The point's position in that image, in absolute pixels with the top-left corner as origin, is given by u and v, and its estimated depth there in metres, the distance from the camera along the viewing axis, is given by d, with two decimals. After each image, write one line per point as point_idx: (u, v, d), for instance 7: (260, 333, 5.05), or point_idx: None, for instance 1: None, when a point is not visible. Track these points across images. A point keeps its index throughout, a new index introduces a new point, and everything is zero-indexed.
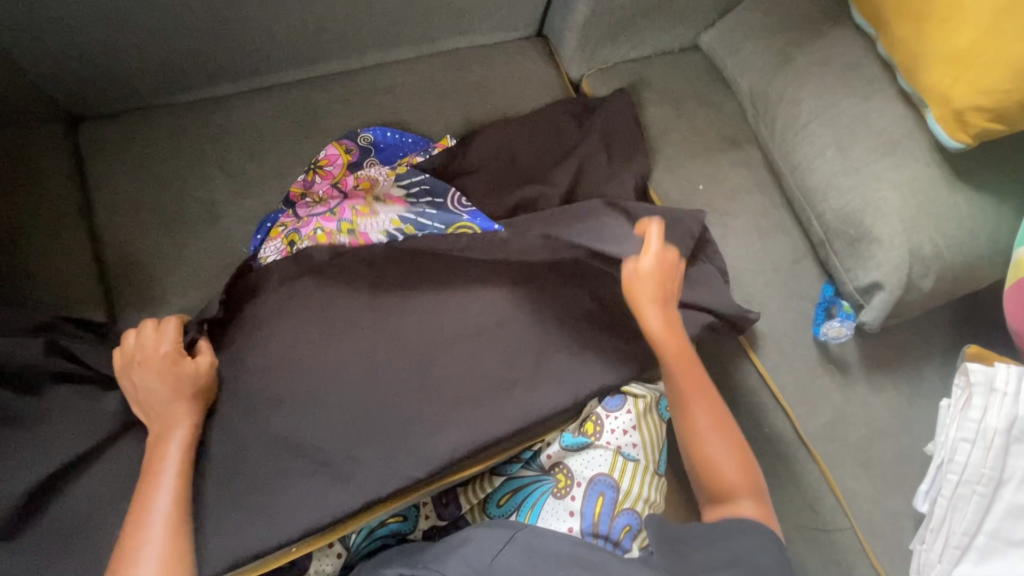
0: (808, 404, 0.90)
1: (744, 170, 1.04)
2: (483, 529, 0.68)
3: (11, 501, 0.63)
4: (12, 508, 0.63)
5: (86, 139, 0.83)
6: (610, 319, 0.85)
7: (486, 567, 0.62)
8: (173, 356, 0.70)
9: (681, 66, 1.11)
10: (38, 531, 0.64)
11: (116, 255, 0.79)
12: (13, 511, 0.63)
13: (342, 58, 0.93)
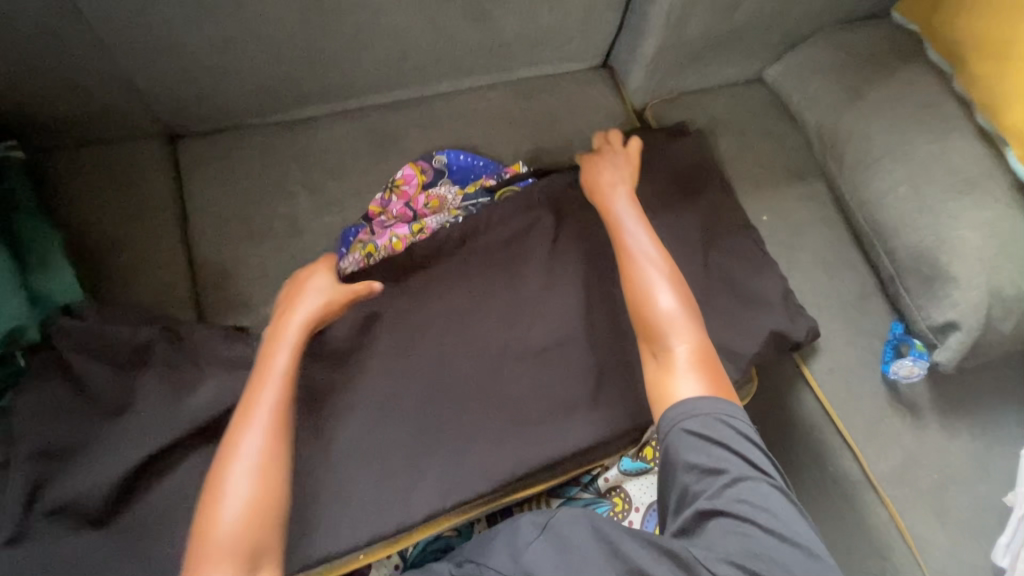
0: (878, 445, 0.87)
1: (810, 203, 1.03)
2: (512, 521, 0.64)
3: (102, 487, 0.65)
4: (104, 494, 0.65)
5: (185, 154, 0.89)
6: None
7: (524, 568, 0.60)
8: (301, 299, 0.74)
9: (745, 99, 1.12)
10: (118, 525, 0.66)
11: (205, 264, 0.84)
12: (105, 497, 0.65)
13: (421, 85, 0.98)
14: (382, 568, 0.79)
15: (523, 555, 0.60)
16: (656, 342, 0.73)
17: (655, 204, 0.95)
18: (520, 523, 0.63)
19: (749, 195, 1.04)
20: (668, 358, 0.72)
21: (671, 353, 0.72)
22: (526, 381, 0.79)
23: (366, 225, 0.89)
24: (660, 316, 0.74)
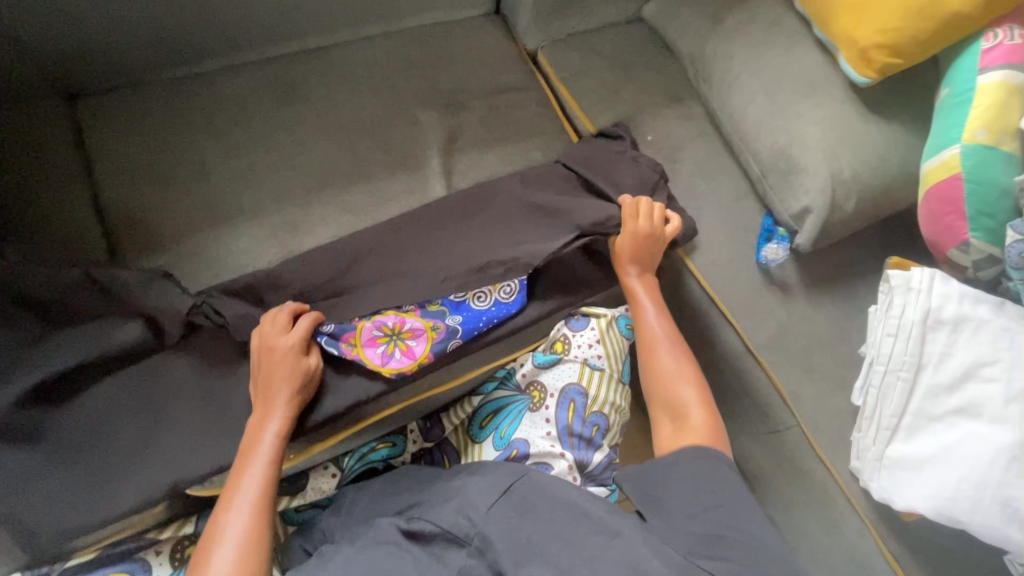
0: (754, 321, 1.00)
1: (689, 122, 1.14)
2: (477, 478, 0.72)
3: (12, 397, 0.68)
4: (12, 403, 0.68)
5: (84, 109, 0.90)
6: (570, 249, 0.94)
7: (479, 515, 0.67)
8: (296, 352, 0.75)
9: (628, 35, 1.22)
10: (42, 443, 0.69)
11: (113, 210, 0.86)
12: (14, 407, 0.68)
13: (318, 36, 1.03)
14: (322, 478, 0.88)
15: (482, 516, 0.67)
16: (672, 406, 0.83)
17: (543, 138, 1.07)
18: (479, 486, 0.70)
19: (636, 120, 1.14)
20: (684, 427, 0.80)
21: (688, 421, 0.80)
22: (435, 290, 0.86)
23: (275, 167, 0.93)
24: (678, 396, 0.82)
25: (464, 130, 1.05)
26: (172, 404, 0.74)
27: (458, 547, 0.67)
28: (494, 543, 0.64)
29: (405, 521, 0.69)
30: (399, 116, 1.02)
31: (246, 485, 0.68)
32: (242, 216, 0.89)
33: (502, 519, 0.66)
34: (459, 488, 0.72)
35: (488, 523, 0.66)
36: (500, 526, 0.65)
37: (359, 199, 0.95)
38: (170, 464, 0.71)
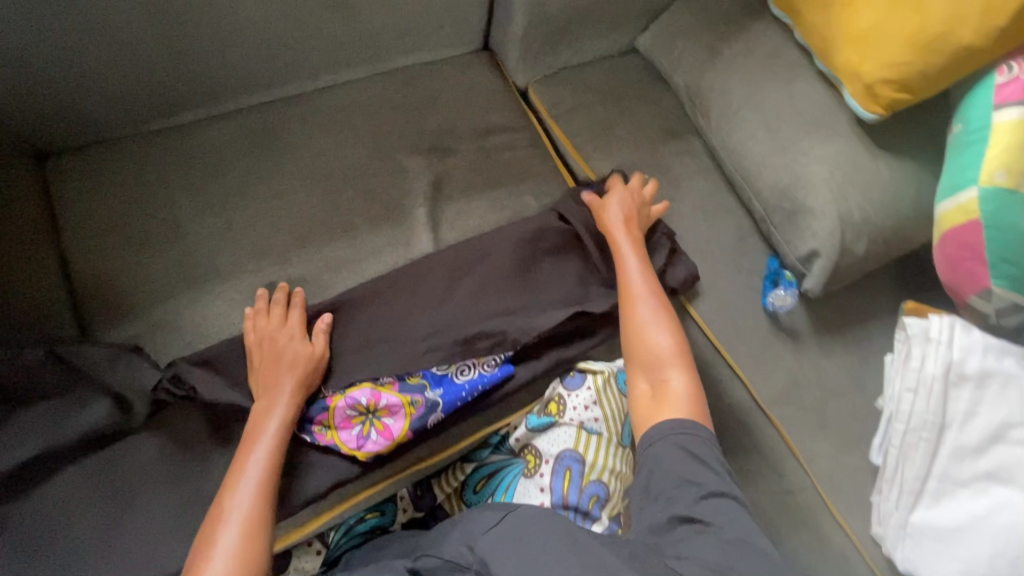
0: (762, 371, 0.94)
1: (688, 158, 1.10)
2: (475, 511, 0.69)
3: None
4: None
5: (56, 173, 0.87)
6: (564, 303, 0.89)
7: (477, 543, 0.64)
8: (296, 333, 0.78)
9: (621, 68, 1.18)
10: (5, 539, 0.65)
11: (83, 277, 0.82)
12: None
13: (298, 82, 0.99)
14: (306, 556, 0.83)
15: (478, 541, 0.64)
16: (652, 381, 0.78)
17: (538, 181, 1.04)
18: (479, 514, 0.67)
19: (632, 156, 1.09)
20: (663, 393, 0.76)
21: (667, 386, 0.76)
22: (422, 352, 0.82)
23: (252, 223, 0.89)
24: (654, 352, 0.79)
25: (452, 175, 1.00)
26: (141, 490, 0.70)
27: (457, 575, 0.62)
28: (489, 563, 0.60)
29: (412, 560, 0.66)
30: (384, 163, 0.98)
31: (246, 479, 0.67)
32: (220, 277, 0.85)
33: (498, 541, 0.62)
34: (465, 521, 0.69)
35: (483, 545, 0.62)
36: (496, 547, 0.62)
37: (342, 253, 0.90)
38: (142, 558, 0.67)
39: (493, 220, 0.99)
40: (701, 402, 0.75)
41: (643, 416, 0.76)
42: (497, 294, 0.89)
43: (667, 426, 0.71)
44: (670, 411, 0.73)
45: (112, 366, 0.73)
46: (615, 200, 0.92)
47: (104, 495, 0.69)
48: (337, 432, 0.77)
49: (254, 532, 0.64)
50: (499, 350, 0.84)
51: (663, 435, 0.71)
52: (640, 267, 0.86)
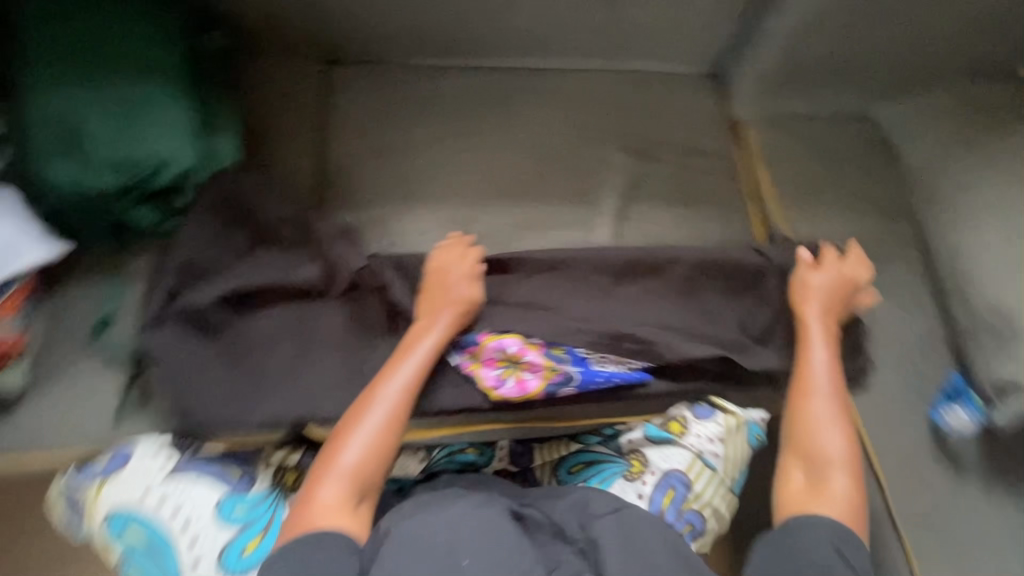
0: (908, 486, 0.86)
1: (892, 242, 1.02)
2: (593, 491, 0.74)
3: (216, 294, 0.79)
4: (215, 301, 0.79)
5: (332, 74, 1.03)
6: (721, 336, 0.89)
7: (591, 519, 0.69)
8: (467, 275, 0.84)
9: (848, 131, 1.12)
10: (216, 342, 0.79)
11: (325, 162, 0.96)
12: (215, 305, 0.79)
13: (540, 56, 1.08)
14: (411, 460, 0.91)
15: (591, 523, 0.69)
16: (812, 469, 0.76)
17: (724, 216, 1.04)
18: (595, 496, 0.72)
19: (833, 220, 1.04)
20: (821, 487, 0.74)
21: (827, 486, 0.74)
22: (575, 328, 0.86)
23: (466, 165, 0.99)
24: (824, 453, 0.76)
25: (646, 180, 1.03)
26: (318, 347, 0.81)
27: (564, 544, 0.68)
28: (600, 549, 0.66)
29: (516, 505, 0.71)
30: (590, 150, 1.04)
31: (392, 390, 0.75)
32: (427, 200, 0.96)
33: (611, 532, 0.67)
34: (569, 495, 0.74)
35: (597, 528, 0.68)
36: (607, 535, 0.67)
37: (529, 216, 0.98)
38: (303, 399, 0.78)
39: (670, 234, 1.01)
40: (858, 509, 0.73)
41: (794, 500, 0.74)
42: (657, 303, 0.90)
43: (822, 523, 0.70)
44: (827, 510, 0.72)
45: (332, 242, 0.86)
46: (817, 275, 0.90)
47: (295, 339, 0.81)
48: (479, 367, 0.84)
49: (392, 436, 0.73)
50: (640, 358, 0.86)
51: (819, 529, 0.69)
52: (826, 359, 0.84)
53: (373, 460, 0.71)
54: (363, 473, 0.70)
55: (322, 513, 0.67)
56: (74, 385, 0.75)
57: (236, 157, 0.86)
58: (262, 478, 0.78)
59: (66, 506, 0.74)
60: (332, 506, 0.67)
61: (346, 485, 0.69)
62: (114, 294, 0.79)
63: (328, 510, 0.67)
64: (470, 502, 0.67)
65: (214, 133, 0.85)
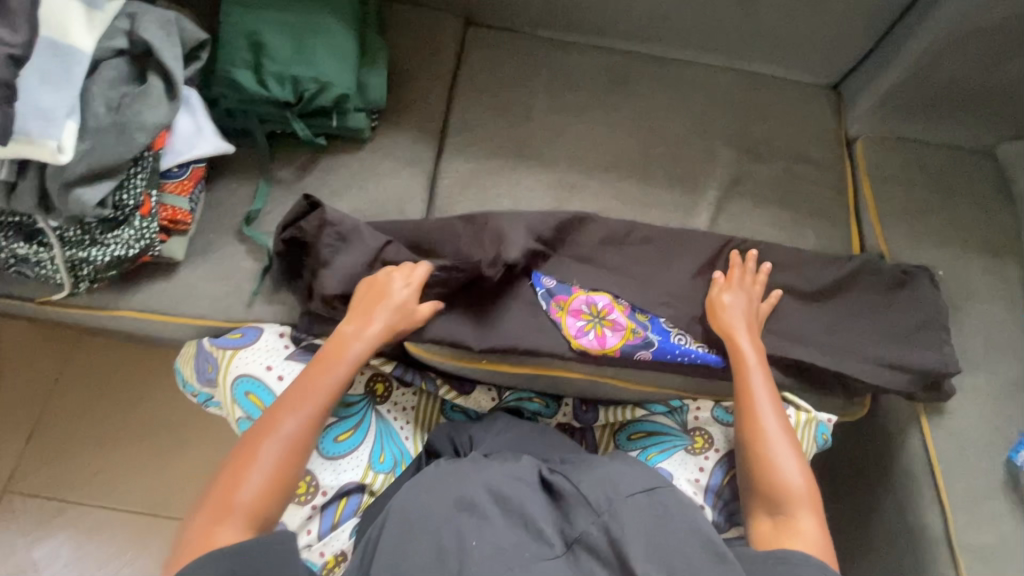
0: (974, 517, 0.86)
1: (995, 280, 1.00)
2: (625, 466, 0.78)
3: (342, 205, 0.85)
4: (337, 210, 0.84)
5: (469, 35, 1.11)
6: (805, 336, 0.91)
7: (619, 496, 0.73)
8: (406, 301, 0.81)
9: (966, 163, 1.10)
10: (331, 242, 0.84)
11: (454, 114, 1.04)
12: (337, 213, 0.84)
13: (664, 46, 1.12)
14: (483, 396, 0.95)
15: (619, 501, 0.72)
16: (775, 501, 0.76)
17: (823, 225, 1.05)
18: (626, 475, 0.75)
19: (935, 247, 1.02)
20: (788, 526, 0.74)
21: (795, 523, 0.74)
22: (663, 301, 0.91)
23: (580, 136, 1.05)
24: (784, 483, 0.76)
25: (748, 179, 1.06)
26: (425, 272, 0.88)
27: (587, 514, 0.72)
28: (623, 526, 0.69)
29: (547, 471, 0.78)
30: (699, 141, 1.07)
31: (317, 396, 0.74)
32: (539, 162, 1.02)
33: (635, 513, 0.71)
34: (599, 467, 0.78)
35: (621, 507, 0.72)
36: (629, 517, 0.70)
37: (631, 192, 1.02)
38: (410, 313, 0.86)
39: (764, 234, 1.03)
40: (827, 543, 0.74)
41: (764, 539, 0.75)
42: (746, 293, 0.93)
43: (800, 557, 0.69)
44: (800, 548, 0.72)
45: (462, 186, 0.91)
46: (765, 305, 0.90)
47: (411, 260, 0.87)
48: (564, 315, 0.88)
49: (304, 445, 0.72)
50: (717, 343, 0.89)
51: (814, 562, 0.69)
52: (753, 355, 0.84)
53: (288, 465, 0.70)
54: (282, 476, 0.69)
55: (240, 498, 0.66)
56: (218, 268, 0.85)
57: (382, 97, 0.93)
58: (357, 382, 0.89)
59: (198, 362, 0.83)
60: (247, 503, 0.66)
61: (265, 484, 0.68)
62: (260, 194, 0.88)
63: (239, 509, 0.66)
64: (502, 474, 0.76)
65: (369, 68, 0.93)
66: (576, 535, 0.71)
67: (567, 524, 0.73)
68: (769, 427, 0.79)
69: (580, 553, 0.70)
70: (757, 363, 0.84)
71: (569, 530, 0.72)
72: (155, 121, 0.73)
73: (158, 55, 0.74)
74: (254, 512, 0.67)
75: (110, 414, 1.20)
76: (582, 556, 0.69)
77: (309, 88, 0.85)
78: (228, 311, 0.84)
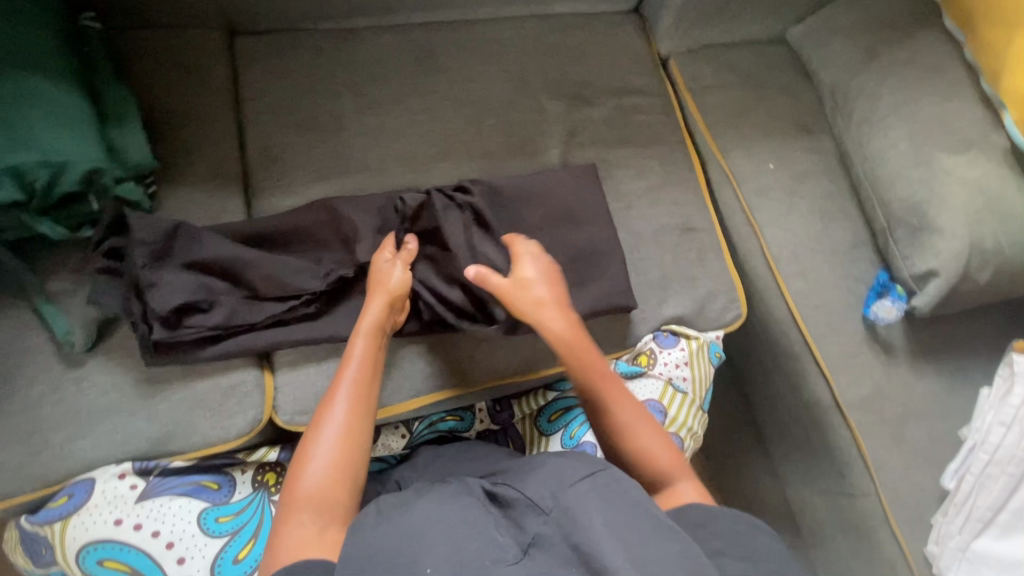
0: (850, 376, 0.96)
1: (816, 158, 1.08)
2: (563, 457, 0.66)
3: (168, 305, 0.70)
4: (166, 311, 0.70)
5: (238, 47, 0.94)
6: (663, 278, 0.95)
7: (565, 489, 0.60)
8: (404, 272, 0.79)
9: (766, 56, 1.16)
10: (170, 355, 0.72)
11: (253, 147, 0.89)
12: (167, 314, 0.70)
13: (459, 9, 1.04)
14: (392, 437, 0.89)
15: (565, 491, 0.60)
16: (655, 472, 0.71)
17: (664, 149, 1.05)
18: (567, 464, 0.64)
19: (761, 143, 1.08)
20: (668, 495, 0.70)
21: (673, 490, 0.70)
22: None
23: (402, 131, 0.95)
24: (653, 456, 0.71)
25: (583, 126, 1.03)
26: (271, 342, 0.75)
27: (536, 514, 0.59)
28: (576, 518, 0.57)
29: (490, 484, 0.64)
30: (526, 102, 1.02)
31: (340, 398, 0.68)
32: (365, 172, 0.91)
33: (585, 498, 0.59)
34: (548, 466, 0.66)
35: (570, 496, 0.59)
36: (583, 504, 0.58)
37: (474, 176, 0.96)
38: (285, 394, 0.77)
39: (615, 175, 1.01)
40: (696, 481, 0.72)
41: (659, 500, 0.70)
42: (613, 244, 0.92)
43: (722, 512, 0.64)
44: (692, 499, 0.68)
45: (311, 247, 0.81)
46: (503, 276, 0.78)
47: (254, 278, 0.75)
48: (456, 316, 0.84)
49: (355, 434, 0.66)
50: (615, 273, 0.89)
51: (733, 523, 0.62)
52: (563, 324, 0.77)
53: (346, 448, 0.65)
54: (340, 458, 0.64)
55: (289, 551, 0.57)
56: (7, 426, 0.67)
57: (146, 154, 0.76)
58: (243, 482, 0.75)
59: (28, 547, 0.70)
60: (311, 498, 0.61)
61: (330, 475, 0.63)
62: (52, 318, 0.70)
63: (302, 544, 0.58)
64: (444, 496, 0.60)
65: (117, 129, 0.75)
66: (530, 537, 0.57)
67: (518, 532, 0.58)
68: (621, 410, 0.74)
69: (537, 557, 0.55)
70: (570, 334, 0.77)
71: (521, 536, 0.57)
72: None
73: None
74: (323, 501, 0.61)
75: None
76: (545, 559, 0.55)
77: (39, 176, 0.67)
78: (41, 473, 0.67)
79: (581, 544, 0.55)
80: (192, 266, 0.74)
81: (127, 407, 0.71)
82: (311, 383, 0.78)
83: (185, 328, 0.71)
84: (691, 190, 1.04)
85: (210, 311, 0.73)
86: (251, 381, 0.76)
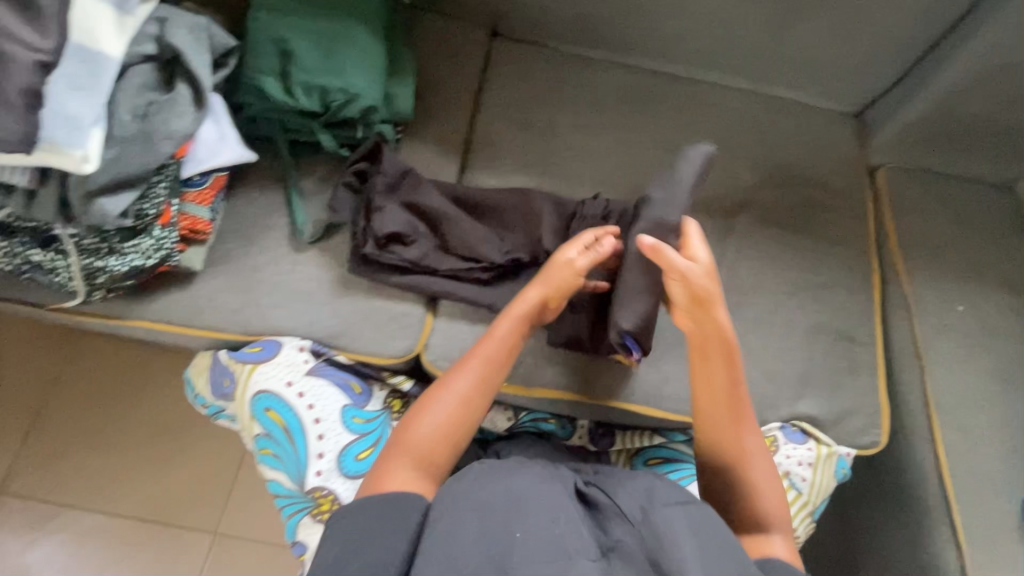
0: (988, 557, 0.86)
1: (1013, 318, 1.00)
2: (656, 481, 0.68)
3: (383, 230, 0.82)
4: (380, 236, 0.82)
5: (495, 47, 1.09)
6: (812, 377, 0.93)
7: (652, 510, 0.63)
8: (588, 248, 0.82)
9: (985, 198, 1.10)
10: (367, 270, 0.84)
11: (480, 129, 1.02)
12: (379, 238, 0.82)
13: (688, 68, 1.11)
14: (499, 417, 0.94)
15: (655, 510, 0.63)
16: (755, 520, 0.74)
17: (846, 253, 1.03)
18: (660, 489, 0.66)
19: (954, 281, 1.02)
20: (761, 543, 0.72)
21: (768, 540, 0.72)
22: None
23: (606, 156, 1.03)
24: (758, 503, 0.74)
25: (772, 205, 1.04)
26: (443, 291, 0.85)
27: (622, 523, 0.62)
28: (662, 540, 0.59)
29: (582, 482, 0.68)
30: (723, 166, 1.06)
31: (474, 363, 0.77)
32: (562, 181, 1.00)
33: (674, 523, 0.61)
34: (639, 483, 0.68)
35: (659, 516, 0.62)
36: (670, 529, 0.60)
37: None
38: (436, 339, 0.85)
39: (789, 260, 1.01)
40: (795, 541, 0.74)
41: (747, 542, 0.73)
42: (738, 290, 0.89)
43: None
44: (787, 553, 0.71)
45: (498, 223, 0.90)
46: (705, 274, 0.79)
47: (449, 233, 0.85)
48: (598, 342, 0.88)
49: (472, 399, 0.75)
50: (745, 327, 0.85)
51: None
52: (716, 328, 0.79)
53: (461, 414, 0.74)
54: (452, 422, 0.74)
55: (386, 483, 0.68)
56: (236, 279, 0.83)
57: (407, 107, 0.91)
58: (377, 397, 0.85)
59: (213, 376, 0.84)
60: (419, 448, 0.71)
61: (440, 432, 0.73)
62: (297, 209, 0.86)
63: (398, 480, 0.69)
64: (536, 476, 0.65)
65: (395, 81, 0.91)
66: (612, 542, 0.60)
67: (601, 533, 0.62)
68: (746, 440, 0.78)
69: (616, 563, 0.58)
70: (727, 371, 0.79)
71: (603, 538, 0.61)
72: (182, 130, 0.72)
73: (187, 61, 0.73)
74: (427, 457, 0.71)
75: (104, 423, 1.17)
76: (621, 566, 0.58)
77: (336, 99, 0.83)
78: (245, 324, 0.81)
79: (662, 562, 0.58)
80: (406, 204, 0.86)
81: (319, 298, 0.83)
82: (460, 338, 0.86)
83: (387, 253, 0.83)
84: (863, 302, 1.00)
85: (408, 246, 0.84)
86: (414, 317, 0.85)
